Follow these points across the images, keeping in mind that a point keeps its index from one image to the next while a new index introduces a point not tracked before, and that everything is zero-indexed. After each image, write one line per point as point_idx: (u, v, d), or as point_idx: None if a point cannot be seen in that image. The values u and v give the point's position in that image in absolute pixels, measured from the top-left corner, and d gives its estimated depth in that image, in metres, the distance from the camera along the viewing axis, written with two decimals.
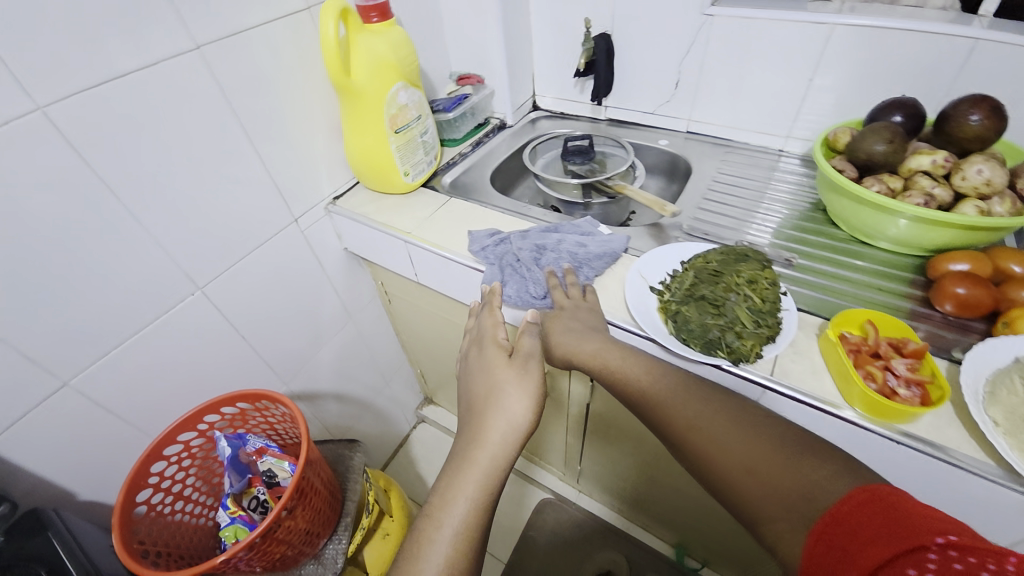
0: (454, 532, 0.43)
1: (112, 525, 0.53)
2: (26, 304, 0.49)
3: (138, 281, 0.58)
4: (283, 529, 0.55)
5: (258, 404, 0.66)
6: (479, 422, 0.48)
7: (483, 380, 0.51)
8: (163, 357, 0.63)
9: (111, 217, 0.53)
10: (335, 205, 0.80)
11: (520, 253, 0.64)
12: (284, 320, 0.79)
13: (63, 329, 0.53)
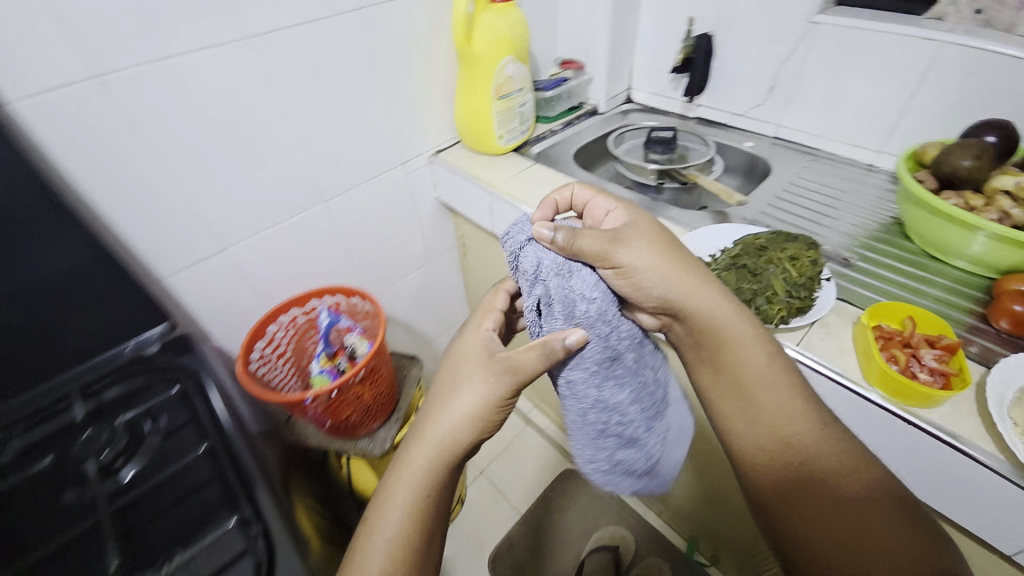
0: (408, 491, 0.46)
1: (238, 357, 0.70)
2: (209, 181, 0.66)
3: (283, 184, 0.74)
4: (353, 392, 0.69)
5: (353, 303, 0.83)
6: (433, 408, 0.49)
7: (450, 368, 0.51)
8: (288, 248, 0.79)
9: (274, 128, 0.69)
10: (437, 156, 0.92)
11: (543, 259, 0.47)
12: (379, 246, 0.94)
13: (229, 206, 0.69)
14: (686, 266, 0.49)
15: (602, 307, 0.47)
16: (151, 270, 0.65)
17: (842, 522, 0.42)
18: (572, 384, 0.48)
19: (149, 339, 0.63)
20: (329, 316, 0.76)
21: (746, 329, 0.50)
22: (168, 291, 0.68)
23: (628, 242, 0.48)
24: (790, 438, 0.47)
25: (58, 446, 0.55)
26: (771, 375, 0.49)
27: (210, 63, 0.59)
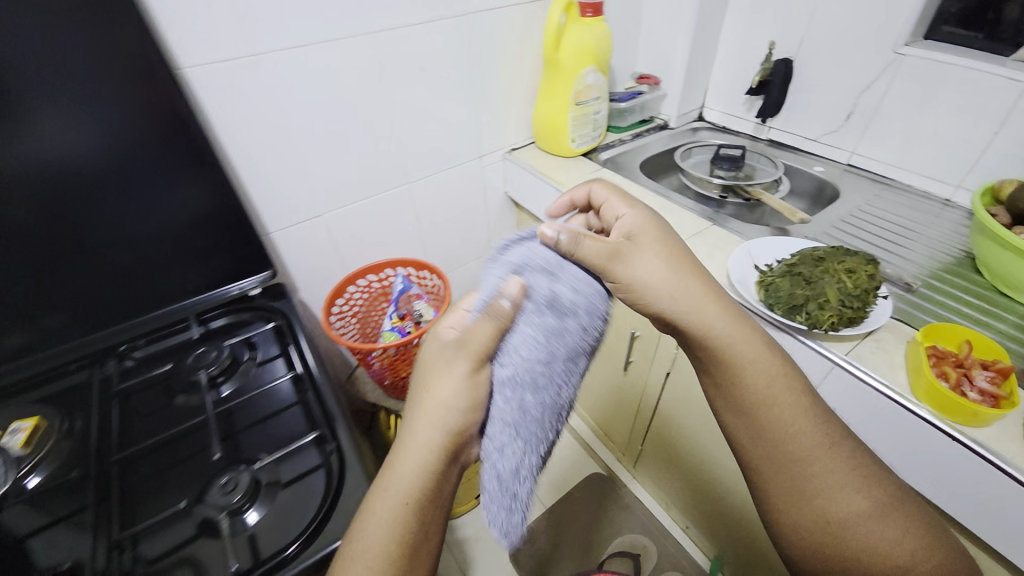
0: (397, 498, 0.43)
1: (323, 306, 0.80)
2: (320, 152, 0.76)
3: (377, 162, 0.83)
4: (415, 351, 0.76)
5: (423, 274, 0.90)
6: (413, 415, 0.45)
7: (426, 371, 0.46)
8: (372, 221, 0.88)
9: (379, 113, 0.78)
10: (511, 153, 0.99)
11: (529, 250, 0.48)
12: (447, 230, 1.01)
13: (331, 177, 0.79)
14: (693, 276, 0.50)
15: (585, 302, 0.45)
16: (262, 224, 0.76)
17: (842, 536, 0.46)
18: (514, 376, 0.43)
19: (250, 284, 0.76)
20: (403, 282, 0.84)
21: (750, 345, 0.49)
22: (271, 244, 0.79)
23: (631, 258, 0.49)
24: (801, 455, 0.48)
25: (177, 354, 0.68)
26: (782, 392, 0.49)
27: (339, 52, 0.70)
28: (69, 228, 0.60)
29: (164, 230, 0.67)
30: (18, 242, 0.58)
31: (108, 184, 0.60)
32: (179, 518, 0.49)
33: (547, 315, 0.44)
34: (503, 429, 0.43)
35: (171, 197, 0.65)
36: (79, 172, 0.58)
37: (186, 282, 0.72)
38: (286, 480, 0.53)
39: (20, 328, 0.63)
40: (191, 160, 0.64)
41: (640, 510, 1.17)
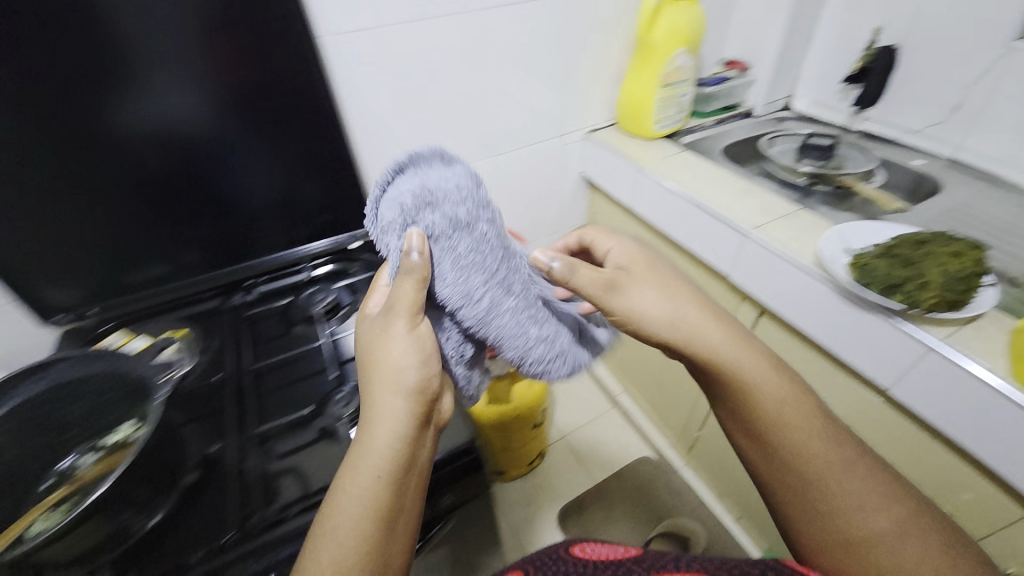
0: (372, 472, 0.40)
1: None
2: (421, 122, 0.82)
3: (469, 134, 0.88)
4: None
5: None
6: (367, 386, 0.44)
7: (367, 347, 0.46)
8: None
9: (476, 87, 0.83)
10: (591, 134, 1.02)
11: (395, 207, 0.46)
12: (523, 205, 1.06)
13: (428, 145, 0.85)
14: (694, 304, 0.52)
15: (465, 193, 0.46)
16: (364, 184, 0.83)
17: (865, 555, 0.44)
18: (468, 293, 0.45)
19: (350, 237, 0.85)
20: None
21: (760, 361, 0.51)
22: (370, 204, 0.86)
23: (631, 293, 0.51)
24: (814, 476, 0.48)
25: (292, 291, 0.78)
26: (801, 410, 0.50)
27: (448, 28, 0.75)
28: (203, 175, 0.69)
29: (285, 183, 0.76)
30: (155, 182, 0.67)
31: (246, 138, 0.69)
32: (304, 422, 0.58)
33: (450, 230, 0.45)
34: (497, 330, 0.47)
35: (295, 154, 0.74)
36: (223, 125, 0.66)
37: (297, 231, 0.81)
38: None
39: (161, 260, 0.74)
40: (315, 123, 0.72)
41: (689, 495, 1.19)
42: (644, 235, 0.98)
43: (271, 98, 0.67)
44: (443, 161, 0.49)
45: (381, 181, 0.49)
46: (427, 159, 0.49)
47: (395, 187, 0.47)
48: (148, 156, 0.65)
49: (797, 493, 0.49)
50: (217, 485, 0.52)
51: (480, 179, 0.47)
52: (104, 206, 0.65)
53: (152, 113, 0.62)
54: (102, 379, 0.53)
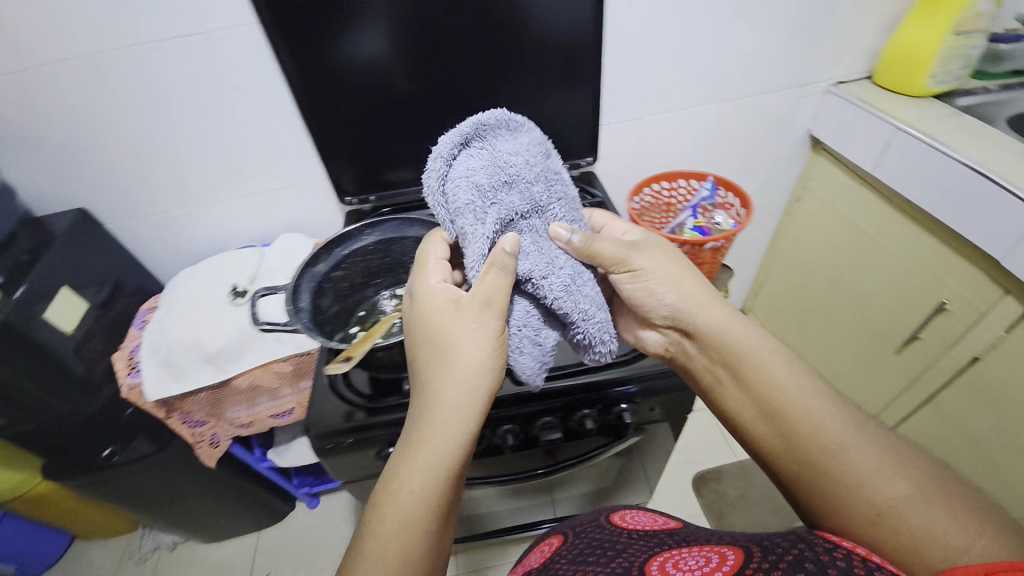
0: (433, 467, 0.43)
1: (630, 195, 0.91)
2: (664, 58, 0.82)
3: (708, 74, 0.85)
4: (704, 257, 0.81)
5: (729, 198, 0.84)
6: (434, 376, 0.46)
7: (437, 333, 0.47)
8: (674, 133, 0.93)
9: (731, 25, 0.80)
10: (837, 87, 0.91)
11: (473, 189, 0.46)
12: (734, 159, 1.00)
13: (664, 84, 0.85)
14: (692, 281, 0.53)
15: (538, 171, 0.49)
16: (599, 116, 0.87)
17: (892, 525, 0.39)
18: (546, 266, 0.47)
19: (582, 161, 0.90)
20: (709, 191, 0.82)
21: (759, 342, 0.51)
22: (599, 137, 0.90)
23: (650, 251, 0.53)
24: (831, 450, 0.43)
25: None
26: (802, 389, 0.47)
27: None
28: (476, 88, 0.78)
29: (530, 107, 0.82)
30: (428, 91, 0.76)
31: (512, 60, 0.75)
32: None
33: (529, 211, 0.48)
34: (573, 300, 0.47)
35: (548, 79, 0.78)
36: (499, 43, 0.73)
37: None
38: None
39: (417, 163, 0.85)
40: (572, 49, 0.75)
41: None
42: (882, 209, 0.91)
43: (542, 24, 0.72)
44: (510, 131, 0.49)
45: (444, 154, 0.47)
46: (493, 131, 0.49)
47: (463, 164, 0.47)
48: (425, 75, 0.74)
49: (818, 480, 0.44)
50: None
51: (550, 154, 0.51)
52: (393, 107, 0.77)
53: (353, 53, 0.70)
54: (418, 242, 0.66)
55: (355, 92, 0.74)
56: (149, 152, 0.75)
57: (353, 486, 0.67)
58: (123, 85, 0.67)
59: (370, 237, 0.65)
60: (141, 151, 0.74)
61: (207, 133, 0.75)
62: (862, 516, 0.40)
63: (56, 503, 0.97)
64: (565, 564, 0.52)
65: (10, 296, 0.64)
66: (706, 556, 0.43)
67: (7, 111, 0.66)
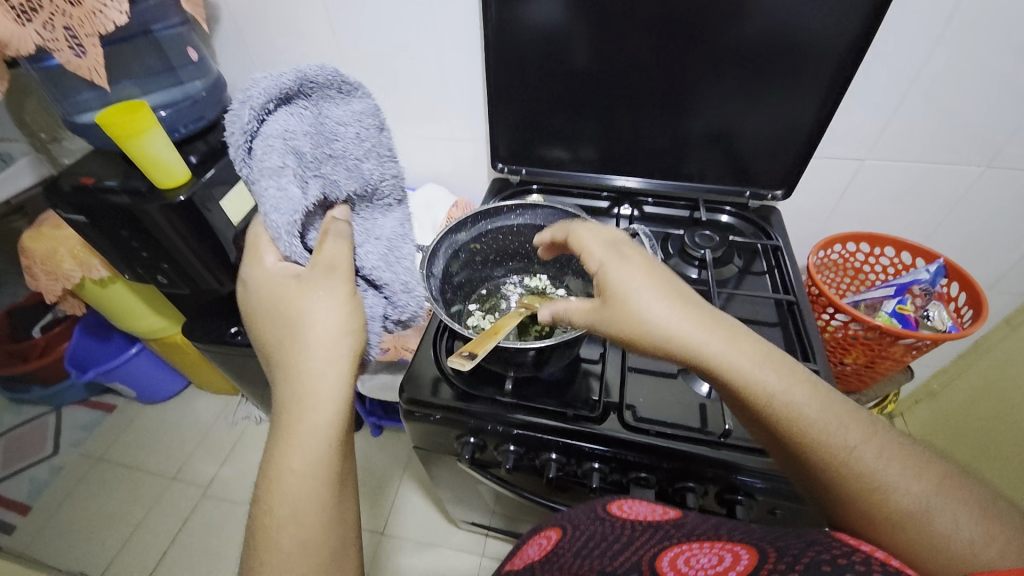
0: (313, 436, 0.40)
1: (817, 247, 0.75)
2: (909, 98, 0.65)
3: (966, 129, 0.66)
4: (897, 350, 0.65)
5: (954, 292, 0.67)
6: (291, 354, 0.43)
7: (281, 312, 0.44)
8: (891, 189, 0.75)
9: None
10: None
11: (288, 150, 0.41)
12: (964, 239, 0.79)
13: (899, 129, 0.68)
14: (674, 293, 0.42)
15: (367, 144, 0.47)
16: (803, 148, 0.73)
17: (897, 531, 0.33)
18: (383, 251, 0.49)
19: (771, 193, 0.76)
20: (932, 275, 0.64)
21: (743, 354, 0.40)
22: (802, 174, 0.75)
23: (617, 311, 0.42)
24: (831, 462, 0.36)
25: (681, 224, 0.77)
26: (791, 384, 0.39)
27: None
28: (662, 83, 0.68)
29: (726, 115, 0.70)
30: (608, 74, 0.69)
31: (717, 60, 0.64)
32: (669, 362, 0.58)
33: (358, 189, 0.48)
34: (391, 270, 0.49)
35: (757, 84, 0.65)
36: (708, 37, 0.63)
37: (703, 165, 0.76)
38: None
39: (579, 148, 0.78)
40: (801, 59, 0.62)
41: None
42: None
43: (774, 23, 0.60)
44: (343, 97, 0.46)
45: (259, 105, 0.41)
46: (325, 94, 0.45)
47: (282, 121, 0.42)
48: (614, 50, 0.66)
49: (825, 487, 0.37)
50: (576, 371, 0.58)
51: (385, 127, 0.49)
52: (567, 84, 0.71)
53: (527, 19, 0.65)
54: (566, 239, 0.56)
55: (534, 60, 0.68)
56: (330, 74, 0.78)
57: (424, 455, 0.66)
58: (324, 3, 0.69)
59: (519, 217, 0.57)
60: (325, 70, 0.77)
61: (388, 68, 0.75)
62: (874, 523, 0.34)
63: (186, 352, 1.13)
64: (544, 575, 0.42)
65: (198, 179, 0.69)
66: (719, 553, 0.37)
67: (235, 10, 0.72)
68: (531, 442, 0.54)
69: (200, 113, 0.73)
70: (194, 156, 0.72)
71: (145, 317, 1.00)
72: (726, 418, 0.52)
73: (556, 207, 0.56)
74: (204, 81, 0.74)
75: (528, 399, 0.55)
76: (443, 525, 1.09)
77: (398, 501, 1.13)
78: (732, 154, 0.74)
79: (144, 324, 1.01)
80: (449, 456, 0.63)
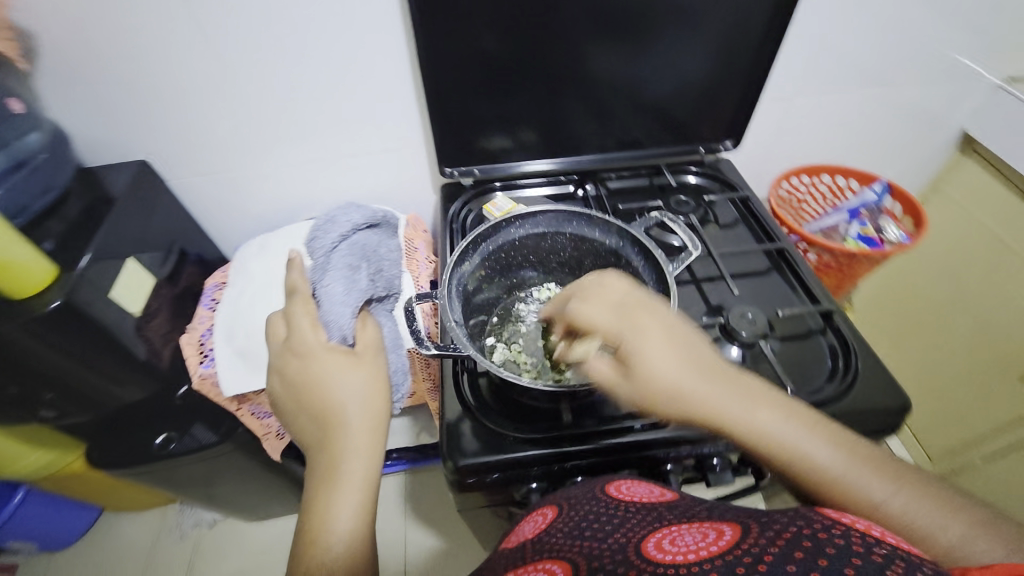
0: (356, 487, 0.42)
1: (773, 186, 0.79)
2: (814, 32, 0.68)
3: (862, 54, 0.71)
4: (863, 268, 0.71)
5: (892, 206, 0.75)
6: (326, 417, 0.44)
7: (314, 379, 0.46)
8: (809, 121, 0.79)
9: None
10: (1012, 83, 0.75)
11: (364, 261, 0.58)
12: (870, 155, 0.87)
13: (809, 65, 0.72)
14: (678, 342, 0.41)
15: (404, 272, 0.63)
16: None
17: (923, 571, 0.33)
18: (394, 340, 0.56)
19: (720, 145, 0.77)
20: (878, 195, 0.72)
21: (753, 401, 0.39)
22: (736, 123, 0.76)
23: (641, 378, 0.39)
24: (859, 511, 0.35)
25: (646, 193, 0.75)
26: (811, 436, 0.38)
27: None
28: (591, 50, 0.64)
29: (663, 77, 0.68)
30: (536, 51, 0.62)
31: (643, 20, 0.61)
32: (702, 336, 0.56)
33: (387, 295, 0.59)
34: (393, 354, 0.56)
35: (694, 40, 0.64)
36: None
37: (650, 131, 0.75)
38: (782, 336, 0.56)
39: (519, 135, 0.72)
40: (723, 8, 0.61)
41: None
42: None
43: None
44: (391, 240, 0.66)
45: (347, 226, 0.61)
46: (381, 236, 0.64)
47: (363, 237, 0.62)
48: (546, 24, 0.60)
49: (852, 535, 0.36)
50: None
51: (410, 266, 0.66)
52: (494, 68, 0.63)
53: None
54: (574, 244, 0.51)
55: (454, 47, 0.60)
56: (204, 97, 0.61)
57: (469, 516, 0.57)
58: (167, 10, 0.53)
59: (519, 229, 0.51)
60: (194, 94, 0.60)
61: (277, 80, 0.61)
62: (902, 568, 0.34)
63: (95, 478, 0.89)
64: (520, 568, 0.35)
65: (71, 270, 0.52)
66: (705, 532, 0.32)
67: (43, 37, 0.53)
68: (599, 467, 0.49)
69: (45, 182, 0.56)
70: (50, 244, 0.54)
71: (27, 455, 0.75)
72: (778, 377, 0.52)
73: (562, 209, 0.50)
74: (40, 133, 0.55)
75: (596, 426, 0.49)
76: (467, 559, 1.01)
77: (410, 552, 1.02)
78: (672, 114, 0.73)
79: (29, 463, 0.76)
80: (500, 508, 0.55)
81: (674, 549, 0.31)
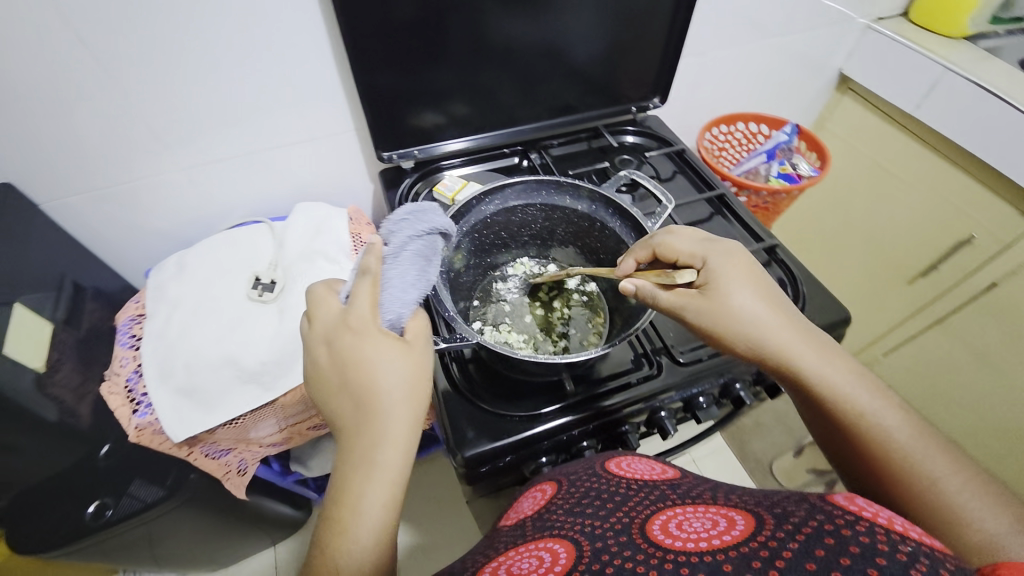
0: (385, 480, 0.35)
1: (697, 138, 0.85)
2: None
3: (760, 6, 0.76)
4: (784, 203, 0.78)
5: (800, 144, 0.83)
6: (358, 397, 0.36)
7: (357, 354, 0.36)
8: (720, 73, 0.85)
9: None
10: (877, 24, 0.85)
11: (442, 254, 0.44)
12: (770, 100, 0.95)
13: (718, 18, 0.75)
14: (765, 284, 0.44)
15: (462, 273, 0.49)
16: None
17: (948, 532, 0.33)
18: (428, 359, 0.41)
19: (649, 104, 0.79)
20: (788, 135, 0.79)
21: (823, 347, 0.42)
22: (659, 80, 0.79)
23: (719, 302, 0.42)
24: (905, 464, 0.36)
25: (588, 157, 0.76)
26: (872, 392, 0.40)
27: None
28: (519, 15, 0.61)
29: (592, 39, 0.68)
30: (465, 18, 0.59)
31: None
32: None
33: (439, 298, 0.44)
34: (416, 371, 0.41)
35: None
36: None
37: (584, 95, 0.75)
38: None
39: (455, 111, 0.68)
40: None
41: None
42: (904, 144, 0.91)
43: None
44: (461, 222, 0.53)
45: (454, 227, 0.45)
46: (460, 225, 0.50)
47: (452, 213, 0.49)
48: None
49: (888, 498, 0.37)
50: None
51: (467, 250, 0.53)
52: (421, 39, 0.59)
53: None
54: (545, 213, 0.52)
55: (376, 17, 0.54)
56: (75, 94, 0.49)
57: (476, 506, 0.56)
58: None
59: (490, 205, 0.50)
60: (62, 92, 0.49)
61: (167, 69, 0.51)
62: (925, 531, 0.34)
63: None
64: (522, 548, 0.34)
65: None
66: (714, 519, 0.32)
67: None
68: (600, 428, 0.50)
69: None
70: None
71: None
72: None
73: (530, 179, 0.51)
74: None
75: (594, 388, 0.50)
76: (459, 549, 1.00)
77: (400, 556, 0.98)
78: (602, 77, 0.73)
79: None
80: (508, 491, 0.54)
81: (680, 534, 0.31)
